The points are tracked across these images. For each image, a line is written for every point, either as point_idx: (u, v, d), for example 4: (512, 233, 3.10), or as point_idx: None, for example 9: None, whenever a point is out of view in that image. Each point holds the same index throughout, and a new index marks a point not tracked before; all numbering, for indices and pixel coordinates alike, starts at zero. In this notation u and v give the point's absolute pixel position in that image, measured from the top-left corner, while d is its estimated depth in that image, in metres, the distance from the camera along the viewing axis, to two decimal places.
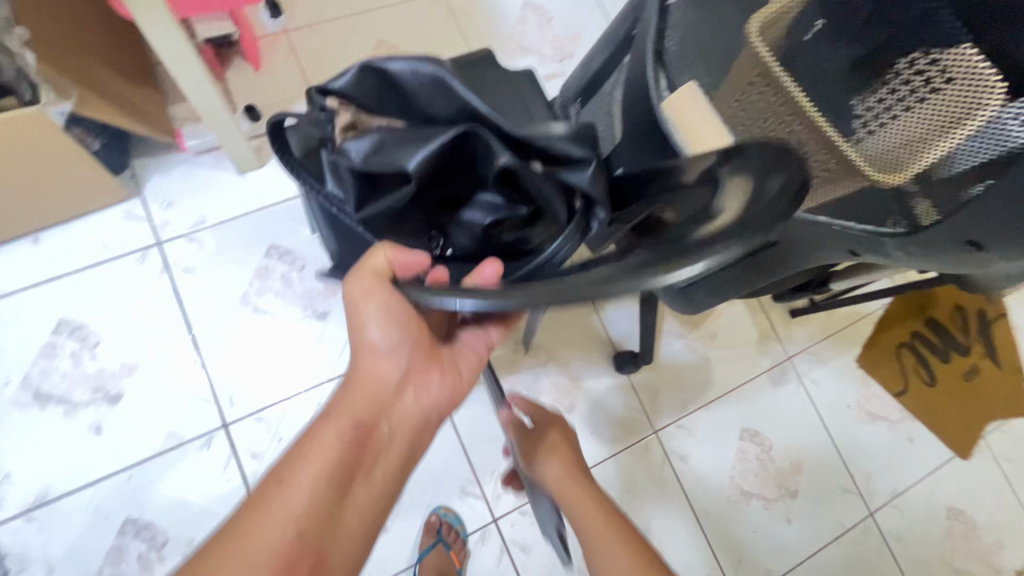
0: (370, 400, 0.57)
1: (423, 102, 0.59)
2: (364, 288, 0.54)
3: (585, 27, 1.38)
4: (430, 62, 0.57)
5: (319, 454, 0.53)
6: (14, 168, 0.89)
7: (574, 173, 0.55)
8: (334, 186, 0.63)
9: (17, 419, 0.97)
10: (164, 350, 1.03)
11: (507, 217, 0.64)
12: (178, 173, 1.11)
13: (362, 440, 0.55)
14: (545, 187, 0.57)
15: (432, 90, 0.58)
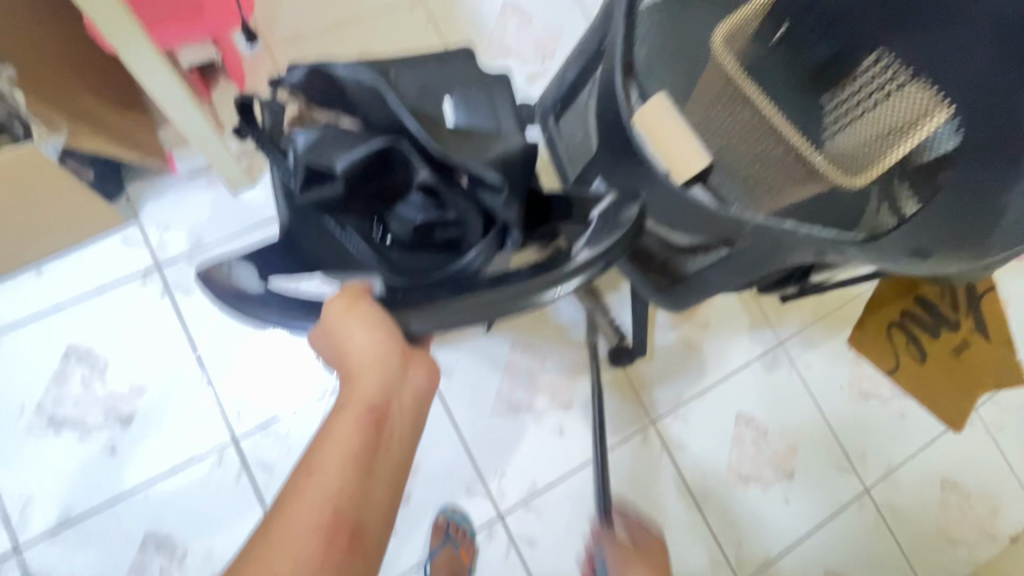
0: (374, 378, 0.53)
1: (363, 108, 0.59)
2: (340, 312, 0.52)
3: (565, 24, 1.39)
4: (373, 74, 0.58)
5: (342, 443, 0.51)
6: (11, 206, 0.92)
7: (488, 194, 0.55)
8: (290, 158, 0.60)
9: (34, 445, 1.00)
10: (170, 371, 1.07)
11: (440, 221, 0.58)
12: (171, 196, 1.13)
13: (376, 423, 0.52)
14: (462, 207, 0.58)
15: (372, 99, 0.58)
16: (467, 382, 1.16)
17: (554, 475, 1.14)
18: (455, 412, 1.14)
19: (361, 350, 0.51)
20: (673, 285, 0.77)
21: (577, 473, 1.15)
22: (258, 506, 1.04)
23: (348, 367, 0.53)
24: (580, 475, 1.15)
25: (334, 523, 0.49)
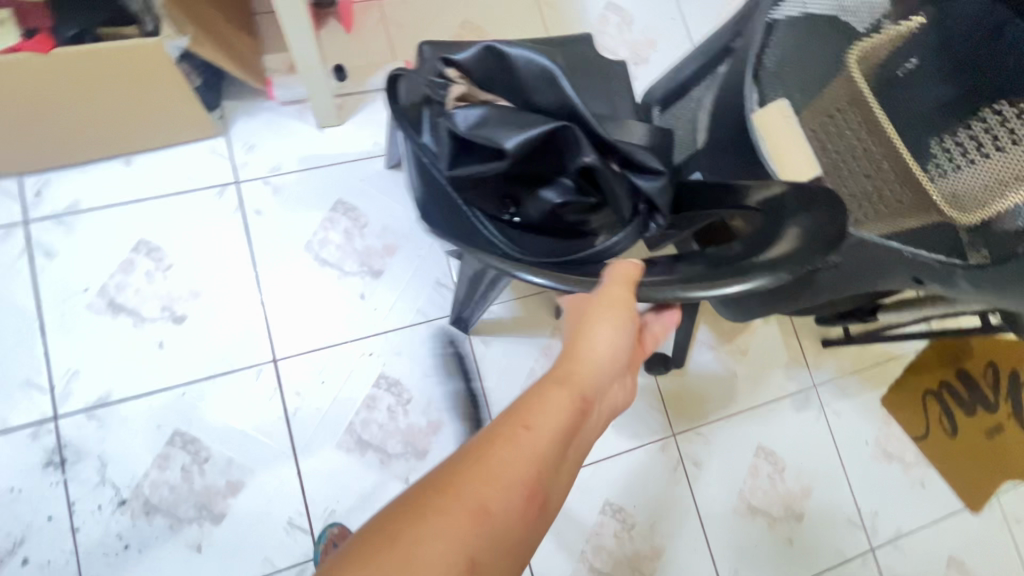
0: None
1: (530, 90, 0.63)
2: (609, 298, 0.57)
3: (663, 34, 1.41)
4: (545, 58, 0.63)
5: (559, 416, 0.54)
6: (127, 90, 0.97)
7: (644, 179, 0.62)
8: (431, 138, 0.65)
9: (90, 323, 1.05)
10: (228, 282, 1.10)
11: (576, 204, 0.67)
12: (262, 119, 1.17)
13: (582, 410, 0.56)
14: (617, 187, 0.63)
15: (541, 82, 0.63)
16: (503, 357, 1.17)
17: None
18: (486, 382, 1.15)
19: (614, 349, 0.60)
20: (745, 296, 0.78)
21: (591, 467, 1.16)
22: (283, 428, 1.06)
23: (575, 355, 0.59)
24: (593, 469, 1.16)
25: (533, 491, 0.49)
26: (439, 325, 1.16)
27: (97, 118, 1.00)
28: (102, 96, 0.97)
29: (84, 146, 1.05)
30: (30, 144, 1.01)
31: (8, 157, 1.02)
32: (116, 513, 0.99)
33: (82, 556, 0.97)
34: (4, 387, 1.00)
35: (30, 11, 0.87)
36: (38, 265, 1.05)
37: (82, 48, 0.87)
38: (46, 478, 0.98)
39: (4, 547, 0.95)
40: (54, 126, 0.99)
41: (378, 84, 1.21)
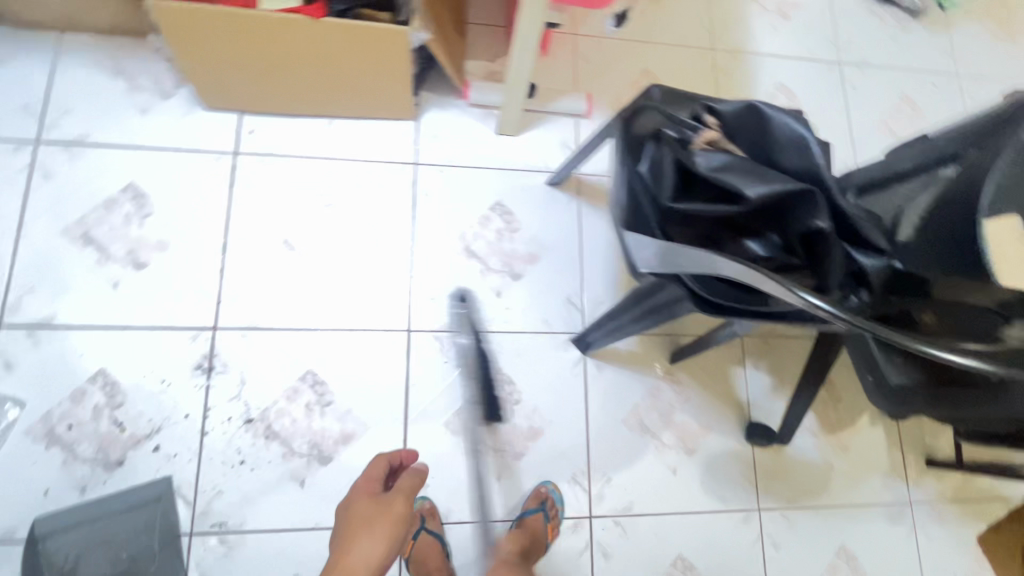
0: (365, 536, 0.79)
1: (778, 150, 0.66)
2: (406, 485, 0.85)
3: (825, 123, 1.46)
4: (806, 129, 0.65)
5: (365, 567, 0.77)
6: (363, 64, 1.08)
7: (869, 257, 0.67)
8: (643, 165, 0.76)
9: (263, 253, 1.15)
10: (386, 249, 1.19)
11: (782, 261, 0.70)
12: (450, 115, 1.28)
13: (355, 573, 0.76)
14: (836, 256, 0.65)
15: (792, 145, 0.65)
16: (612, 385, 1.20)
17: (650, 507, 1.16)
18: (591, 405, 1.19)
19: (377, 549, 0.78)
20: (908, 388, 0.79)
21: (671, 517, 1.16)
22: (401, 394, 1.13)
23: (360, 533, 0.79)
24: (673, 519, 1.16)
25: None
26: (561, 340, 1.21)
27: (326, 80, 1.13)
28: (341, 64, 1.08)
29: (303, 101, 1.18)
30: (264, 89, 1.15)
31: (242, 95, 1.16)
32: (242, 429, 1.06)
33: (204, 459, 1.04)
34: (180, 290, 1.10)
35: None
36: (233, 192, 1.17)
37: (345, 23, 0.99)
38: (193, 379, 1.07)
39: (143, 431, 1.04)
40: (290, 80, 1.12)
41: (559, 108, 1.30)
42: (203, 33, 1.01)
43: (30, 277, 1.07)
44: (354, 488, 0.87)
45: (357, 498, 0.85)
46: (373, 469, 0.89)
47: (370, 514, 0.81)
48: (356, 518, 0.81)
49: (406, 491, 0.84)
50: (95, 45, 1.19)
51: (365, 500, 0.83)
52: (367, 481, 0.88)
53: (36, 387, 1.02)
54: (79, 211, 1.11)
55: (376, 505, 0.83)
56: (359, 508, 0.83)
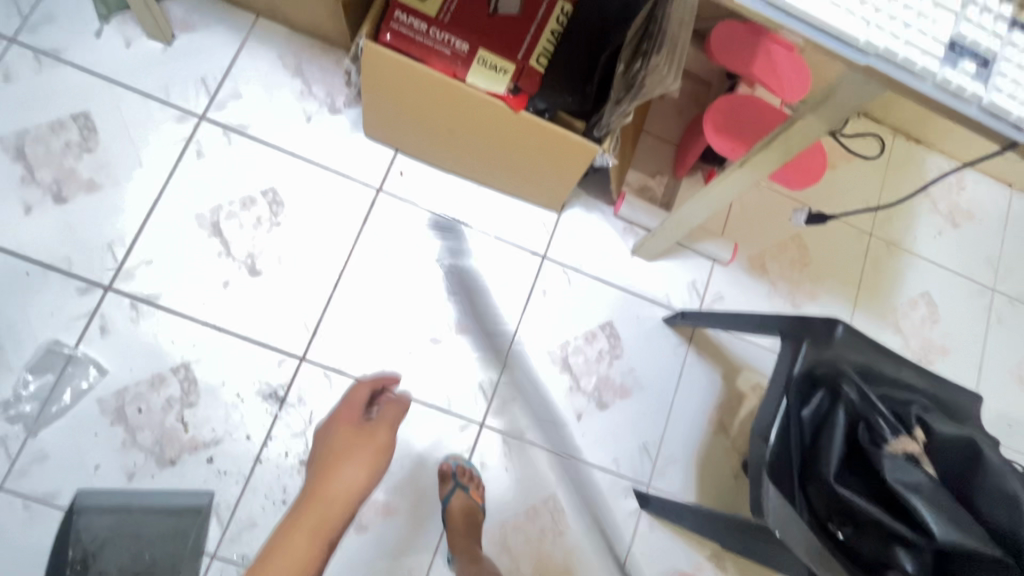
0: (352, 461, 0.72)
1: (982, 500, 0.66)
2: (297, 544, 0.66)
3: (958, 348, 1.37)
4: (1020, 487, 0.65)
5: None
6: (539, 157, 1.06)
7: None
8: (810, 413, 0.74)
9: (371, 298, 1.13)
10: (486, 334, 1.17)
11: None
12: (593, 220, 1.24)
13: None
14: None
15: (999, 501, 0.65)
16: (660, 548, 1.15)
17: None
18: (632, 563, 1.13)
19: None
20: None
21: None
22: None
23: None
24: None
25: None
26: (623, 484, 1.16)
27: (494, 158, 1.11)
28: (518, 150, 1.06)
29: (461, 164, 1.16)
30: (430, 143, 1.13)
31: (406, 140, 1.14)
32: (294, 469, 1.05)
33: (250, 484, 1.03)
34: (283, 309, 1.10)
35: (529, 74, 0.96)
36: (364, 228, 1.16)
37: (542, 123, 0.97)
38: (266, 403, 1.06)
39: (204, 438, 1.03)
40: (459, 145, 1.10)
41: (702, 248, 1.25)
42: (401, 84, 1.00)
43: (152, 250, 1.07)
44: (335, 413, 0.80)
45: (337, 423, 0.78)
46: (354, 394, 0.82)
47: (347, 443, 0.74)
48: (335, 448, 0.73)
49: (386, 420, 0.77)
50: (285, 40, 1.18)
51: (346, 429, 0.76)
52: (347, 406, 0.80)
53: (122, 360, 1.03)
54: (218, 200, 1.11)
55: (357, 434, 0.75)
56: (341, 438, 0.75)
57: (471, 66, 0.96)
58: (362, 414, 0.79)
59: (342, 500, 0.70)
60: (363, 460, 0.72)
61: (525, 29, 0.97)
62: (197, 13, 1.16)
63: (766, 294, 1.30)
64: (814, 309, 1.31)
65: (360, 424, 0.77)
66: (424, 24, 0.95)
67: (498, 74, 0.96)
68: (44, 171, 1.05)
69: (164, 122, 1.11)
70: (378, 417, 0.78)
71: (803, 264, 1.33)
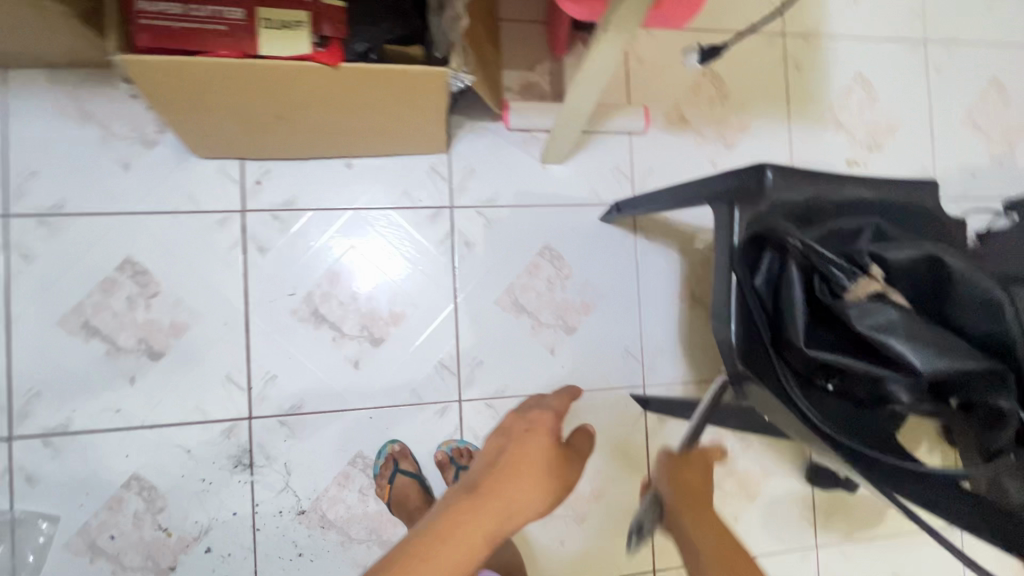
0: (539, 482, 0.64)
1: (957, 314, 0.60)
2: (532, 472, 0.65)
3: (904, 119, 1.28)
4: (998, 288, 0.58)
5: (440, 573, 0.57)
6: (392, 106, 0.91)
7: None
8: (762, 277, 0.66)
9: (292, 327, 1.03)
10: (427, 311, 1.07)
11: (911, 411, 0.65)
12: (487, 145, 1.10)
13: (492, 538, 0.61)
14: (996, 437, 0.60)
15: (978, 310, 0.59)
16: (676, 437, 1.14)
17: None
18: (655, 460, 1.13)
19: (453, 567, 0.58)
20: None
21: None
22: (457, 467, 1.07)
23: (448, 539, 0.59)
24: None
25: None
26: (621, 396, 1.13)
27: (345, 124, 0.94)
28: (366, 108, 0.90)
29: (316, 145, 1.00)
30: (269, 137, 0.95)
31: (242, 145, 0.97)
32: (295, 521, 1.00)
33: (260, 554, 0.99)
34: (206, 378, 0.99)
35: (330, 16, 0.78)
36: (248, 259, 1.02)
37: (371, 66, 0.80)
38: (236, 474, 0.99)
39: (191, 534, 0.97)
40: (302, 127, 0.94)
41: (613, 127, 1.12)
42: (192, 88, 0.82)
43: (35, 378, 0.95)
44: (533, 418, 0.69)
45: (528, 433, 0.68)
46: (559, 401, 0.74)
47: (541, 460, 0.65)
48: (529, 462, 0.65)
49: (579, 452, 0.69)
50: (50, 83, 0.97)
51: (544, 446, 0.66)
52: (544, 419, 0.70)
53: (67, 500, 0.95)
54: (76, 298, 0.97)
55: (555, 456, 0.66)
56: (537, 450, 0.66)
57: (258, 33, 0.77)
58: (559, 432, 0.68)
59: (517, 515, 0.63)
60: (548, 488, 0.64)
61: None
62: None
63: (695, 146, 1.18)
64: (749, 140, 1.21)
65: (562, 448, 0.67)
66: (178, 6, 0.74)
67: (293, 30, 0.77)
68: None
69: None
70: (572, 446, 0.69)
71: (723, 97, 1.20)
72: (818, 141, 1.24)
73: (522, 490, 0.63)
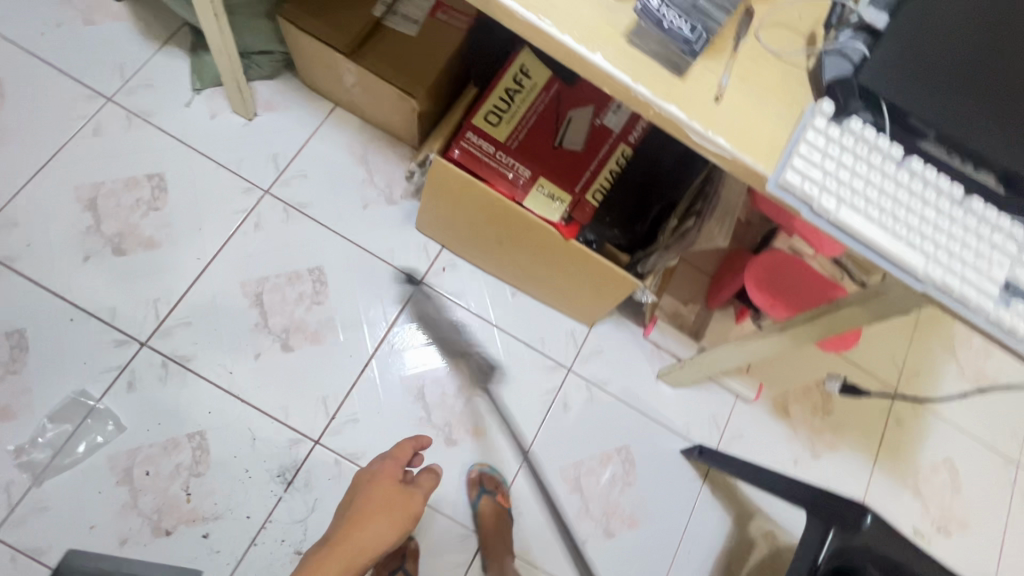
0: (383, 519, 0.72)
1: None
2: (378, 507, 0.73)
3: (978, 522, 1.32)
4: None
5: None
6: (579, 281, 1.09)
7: None
8: None
9: (395, 388, 1.14)
10: (502, 441, 1.16)
11: None
12: (622, 339, 1.25)
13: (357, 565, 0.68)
14: None
15: None
16: None
17: None
18: None
19: None
20: None
21: None
22: None
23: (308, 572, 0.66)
24: None
25: None
26: None
27: (536, 271, 1.14)
28: (561, 271, 1.09)
29: (502, 269, 1.19)
30: (476, 246, 1.16)
31: (454, 239, 1.19)
32: (288, 559, 1.02)
33: (240, 568, 1.00)
34: (306, 389, 1.10)
35: (584, 206, 1.00)
36: (399, 317, 1.18)
37: (590, 254, 1.00)
38: (273, 483, 1.04)
39: (204, 512, 1.01)
40: (505, 254, 1.14)
41: (728, 384, 1.26)
42: (458, 195, 1.05)
43: (194, 311, 1.10)
44: (373, 470, 0.79)
45: (373, 485, 0.77)
46: (399, 450, 0.83)
47: (387, 503, 0.74)
48: (373, 504, 0.74)
49: (424, 491, 0.79)
50: (357, 129, 1.26)
51: (386, 490, 0.76)
52: (393, 460, 0.80)
53: (140, 420, 1.03)
54: (265, 272, 1.14)
55: (394, 498, 0.75)
56: (380, 497, 0.75)
57: (530, 191, 1.00)
58: (400, 475, 0.79)
59: (370, 550, 0.70)
60: (394, 513, 0.73)
61: (587, 162, 1.01)
62: (281, 94, 1.24)
63: (786, 438, 1.28)
64: (833, 460, 1.29)
65: (402, 485, 0.77)
66: (493, 147, 1.00)
67: (554, 202, 0.99)
68: (110, 223, 1.11)
69: (231, 191, 1.17)
70: (417, 483, 0.79)
71: (827, 411, 1.32)
72: (893, 497, 1.30)
73: (373, 526, 0.71)
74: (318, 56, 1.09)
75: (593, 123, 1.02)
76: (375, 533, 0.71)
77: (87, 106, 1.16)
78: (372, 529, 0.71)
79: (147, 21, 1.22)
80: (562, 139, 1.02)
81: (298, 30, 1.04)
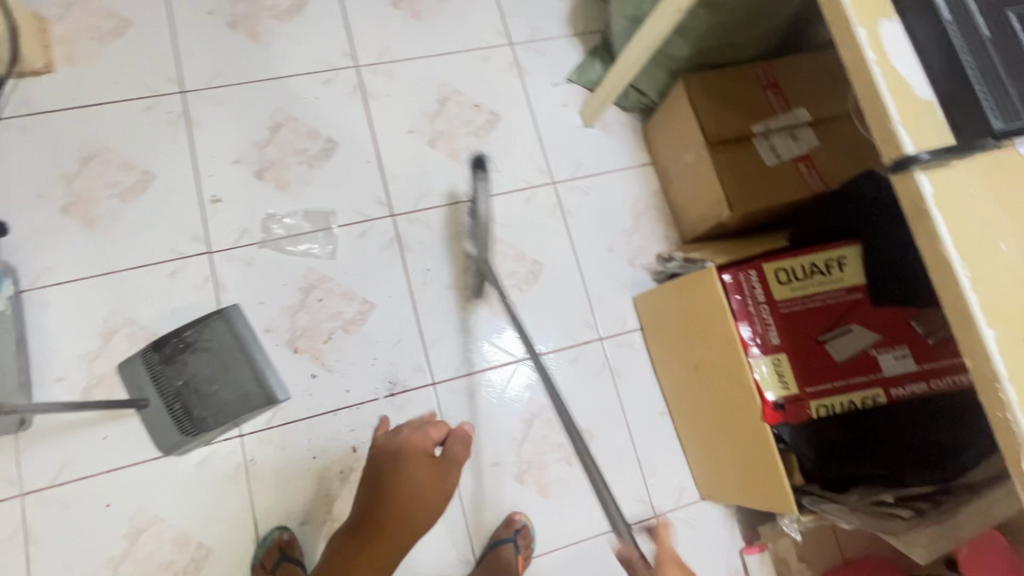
0: (425, 492, 0.92)
1: None
2: (414, 479, 0.91)
3: None
4: None
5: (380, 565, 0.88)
6: (734, 460, 1.04)
7: None
8: None
9: (515, 400, 1.17)
10: (555, 519, 1.12)
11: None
12: (719, 534, 1.16)
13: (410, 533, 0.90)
14: None
15: None
16: None
17: None
18: None
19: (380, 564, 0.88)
20: None
21: None
22: None
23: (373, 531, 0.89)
24: None
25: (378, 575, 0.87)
26: None
27: (703, 416, 1.10)
28: (725, 438, 1.05)
29: (673, 388, 1.18)
30: (670, 353, 1.16)
31: (655, 333, 1.19)
32: (344, 447, 1.10)
33: (311, 421, 1.10)
34: (458, 341, 1.18)
35: (802, 408, 0.95)
36: (562, 352, 1.21)
37: (772, 451, 0.94)
38: (380, 384, 1.13)
39: (326, 359, 1.13)
40: (689, 381, 1.12)
41: None
42: (697, 309, 1.05)
43: (438, 222, 1.24)
44: (404, 445, 0.93)
45: (407, 460, 0.92)
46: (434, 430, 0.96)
47: (426, 480, 0.92)
48: (415, 478, 0.91)
49: (457, 464, 0.95)
50: (653, 191, 1.33)
51: (423, 467, 0.93)
52: (421, 438, 0.94)
53: (346, 262, 1.18)
54: (503, 236, 1.25)
55: (434, 470, 0.93)
56: (417, 470, 0.92)
57: (766, 356, 0.98)
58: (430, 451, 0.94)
59: (414, 520, 0.91)
60: (429, 497, 0.92)
61: (835, 377, 0.96)
62: (621, 126, 1.36)
63: None
64: None
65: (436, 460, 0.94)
66: (763, 297, 1.00)
67: (778, 382, 0.97)
68: (441, 122, 1.30)
69: (530, 163, 1.31)
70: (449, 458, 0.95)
71: None
72: None
73: (420, 498, 0.91)
74: (680, 124, 1.18)
75: (867, 350, 0.97)
76: (425, 507, 0.92)
77: (493, 38, 1.37)
78: (420, 499, 0.91)
79: (578, 12, 1.42)
80: (828, 340, 0.98)
81: (684, 94, 1.14)
